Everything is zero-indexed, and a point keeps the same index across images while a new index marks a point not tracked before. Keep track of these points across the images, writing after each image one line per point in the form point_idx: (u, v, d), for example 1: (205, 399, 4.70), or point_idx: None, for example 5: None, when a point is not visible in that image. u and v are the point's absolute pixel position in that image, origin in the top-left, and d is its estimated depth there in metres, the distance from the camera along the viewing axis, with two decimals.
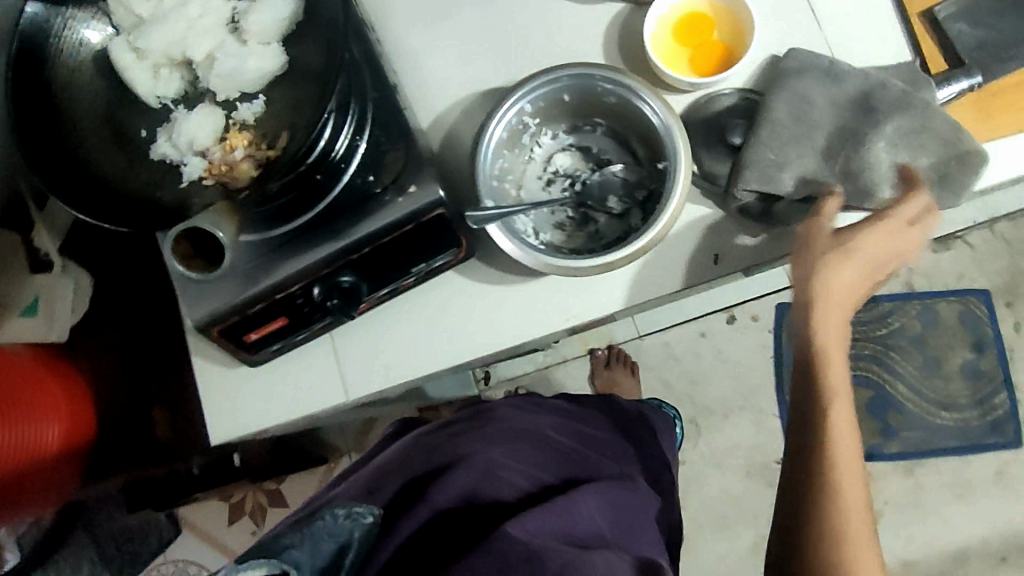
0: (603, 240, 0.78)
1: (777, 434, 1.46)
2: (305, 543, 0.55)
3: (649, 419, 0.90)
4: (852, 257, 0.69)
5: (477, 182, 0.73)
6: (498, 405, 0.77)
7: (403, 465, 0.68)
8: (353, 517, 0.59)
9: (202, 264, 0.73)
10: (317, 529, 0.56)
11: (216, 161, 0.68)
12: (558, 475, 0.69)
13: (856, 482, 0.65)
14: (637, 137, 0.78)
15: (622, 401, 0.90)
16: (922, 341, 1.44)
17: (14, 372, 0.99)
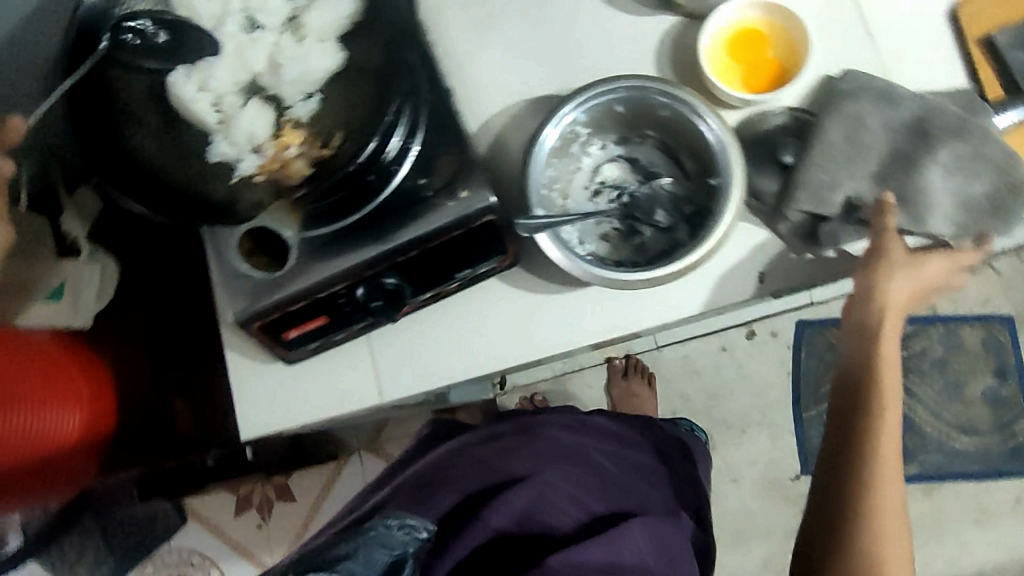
0: (647, 253, 0.78)
1: (794, 451, 1.45)
2: (361, 551, 0.59)
3: (687, 445, 0.98)
4: (916, 273, 0.71)
5: (528, 190, 0.73)
6: (548, 424, 0.83)
7: (455, 475, 0.75)
8: (405, 530, 0.63)
9: (266, 261, 0.72)
10: (372, 538, 0.60)
11: (269, 158, 0.67)
12: (606, 502, 0.74)
13: (896, 494, 0.68)
14: (688, 150, 0.78)
15: (664, 428, 0.97)
16: (945, 365, 1.43)
17: (30, 353, 0.94)
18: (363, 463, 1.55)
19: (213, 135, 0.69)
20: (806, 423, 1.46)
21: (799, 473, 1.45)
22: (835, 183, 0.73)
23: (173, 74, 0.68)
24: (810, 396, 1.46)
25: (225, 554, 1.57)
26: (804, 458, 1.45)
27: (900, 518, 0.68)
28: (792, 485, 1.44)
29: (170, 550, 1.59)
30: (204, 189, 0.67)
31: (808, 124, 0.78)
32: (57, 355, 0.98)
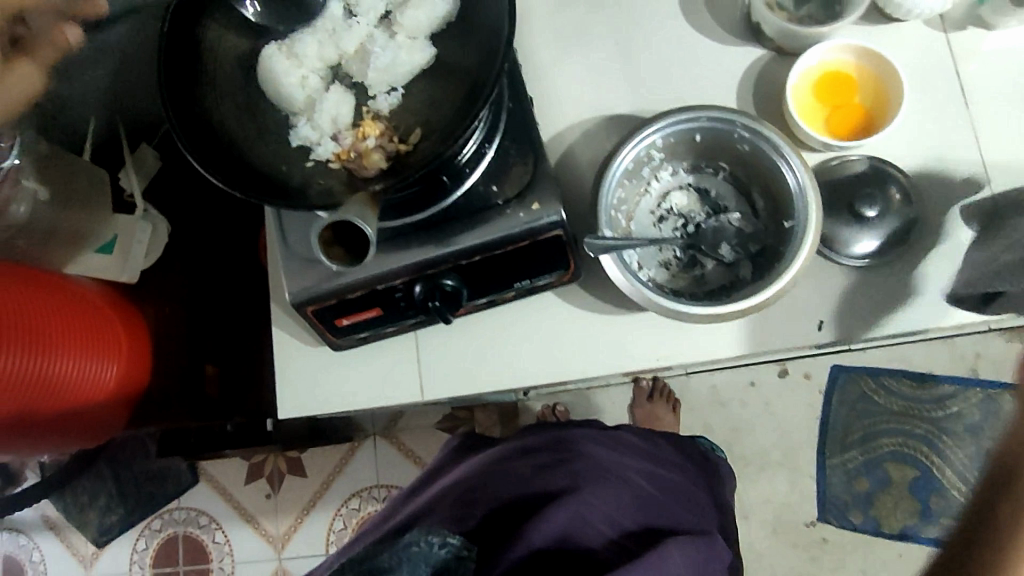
0: (706, 286, 0.77)
1: (812, 497, 1.43)
2: (402, 566, 0.68)
3: (715, 464, 0.99)
4: None
5: (599, 209, 0.72)
6: (581, 438, 0.84)
7: (493, 492, 0.77)
8: (446, 548, 0.70)
9: (342, 254, 0.64)
10: (410, 555, 0.68)
11: (346, 147, 0.68)
12: (641, 521, 0.76)
13: None
14: (761, 187, 0.77)
15: (693, 446, 0.98)
16: (980, 431, 1.40)
17: (76, 302, 0.95)
18: (377, 450, 1.55)
19: (297, 118, 0.70)
20: (827, 469, 1.43)
21: (815, 520, 1.42)
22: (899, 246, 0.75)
23: (268, 49, 0.69)
24: (835, 444, 1.44)
25: (230, 519, 1.57)
26: (822, 505, 1.42)
27: None
28: (806, 530, 1.41)
29: (178, 507, 1.57)
30: (280, 169, 0.68)
31: (890, 178, 0.76)
32: (102, 306, 0.99)
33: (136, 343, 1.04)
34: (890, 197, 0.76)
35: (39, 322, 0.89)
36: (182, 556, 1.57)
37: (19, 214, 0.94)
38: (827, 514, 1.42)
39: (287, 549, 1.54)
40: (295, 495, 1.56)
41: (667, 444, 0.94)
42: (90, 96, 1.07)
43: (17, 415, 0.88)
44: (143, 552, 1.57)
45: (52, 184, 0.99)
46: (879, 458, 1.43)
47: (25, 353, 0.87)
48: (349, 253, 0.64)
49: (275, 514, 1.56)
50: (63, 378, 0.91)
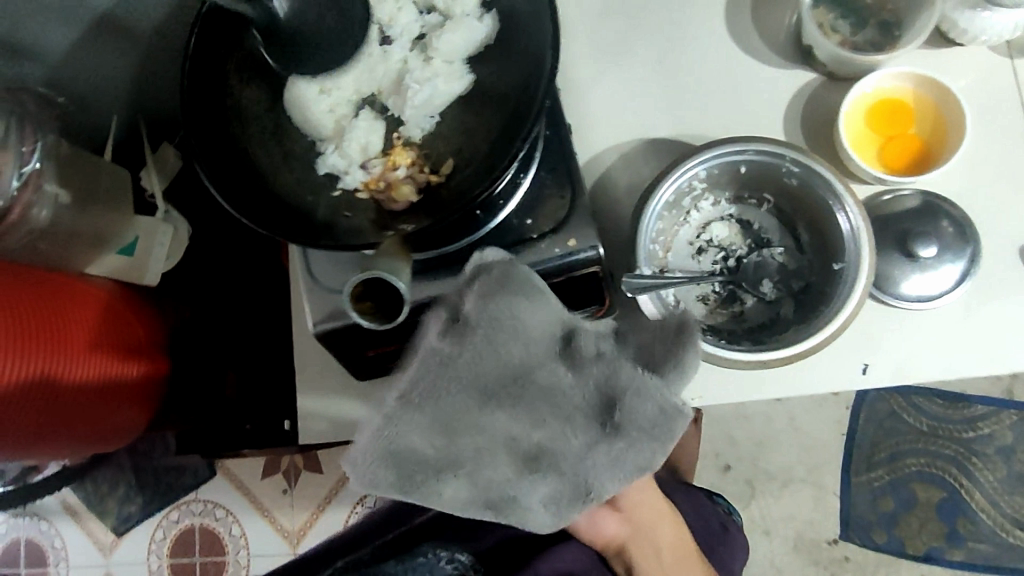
0: (747, 323, 0.74)
1: (835, 514, 1.39)
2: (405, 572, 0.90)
3: (730, 530, 1.07)
4: None
5: (638, 246, 0.69)
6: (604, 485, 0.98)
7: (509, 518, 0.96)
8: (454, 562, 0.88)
9: (372, 311, 0.54)
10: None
11: (375, 176, 0.65)
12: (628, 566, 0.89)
13: (665, 530, 0.85)
14: (807, 222, 0.73)
15: (710, 508, 1.07)
16: (1013, 455, 1.36)
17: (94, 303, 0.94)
18: None
19: (324, 145, 0.67)
20: (853, 487, 1.39)
21: (837, 538, 1.38)
22: (956, 287, 0.72)
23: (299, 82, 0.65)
24: (861, 462, 1.39)
25: (246, 513, 1.56)
26: (845, 523, 1.39)
27: (665, 533, 0.85)
28: (828, 548, 1.38)
29: (196, 500, 1.58)
30: (305, 199, 0.65)
31: (942, 212, 0.73)
32: (120, 307, 0.99)
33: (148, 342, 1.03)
34: (943, 231, 0.72)
35: (60, 321, 0.86)
36: (199, 547, 1.57)
37: (41, 219, 0.89)
38: (850, 533, 1.39)
39: (301, 546, 1.54)
40: (312, 492, 1.55)
41: (681, 505, 1.05)
42: (114, 94, 1.05)
43: (36, 426, 0.85)
44: (160, 541, 1.58)
45: (73, 188, 0.95)
46: (905, 478, 1.39)
47: (39, 352, 0.83)
48: (382, 315, 0.54)
49: (291, 509, 1.56)
50: (86, 380, 0.90)
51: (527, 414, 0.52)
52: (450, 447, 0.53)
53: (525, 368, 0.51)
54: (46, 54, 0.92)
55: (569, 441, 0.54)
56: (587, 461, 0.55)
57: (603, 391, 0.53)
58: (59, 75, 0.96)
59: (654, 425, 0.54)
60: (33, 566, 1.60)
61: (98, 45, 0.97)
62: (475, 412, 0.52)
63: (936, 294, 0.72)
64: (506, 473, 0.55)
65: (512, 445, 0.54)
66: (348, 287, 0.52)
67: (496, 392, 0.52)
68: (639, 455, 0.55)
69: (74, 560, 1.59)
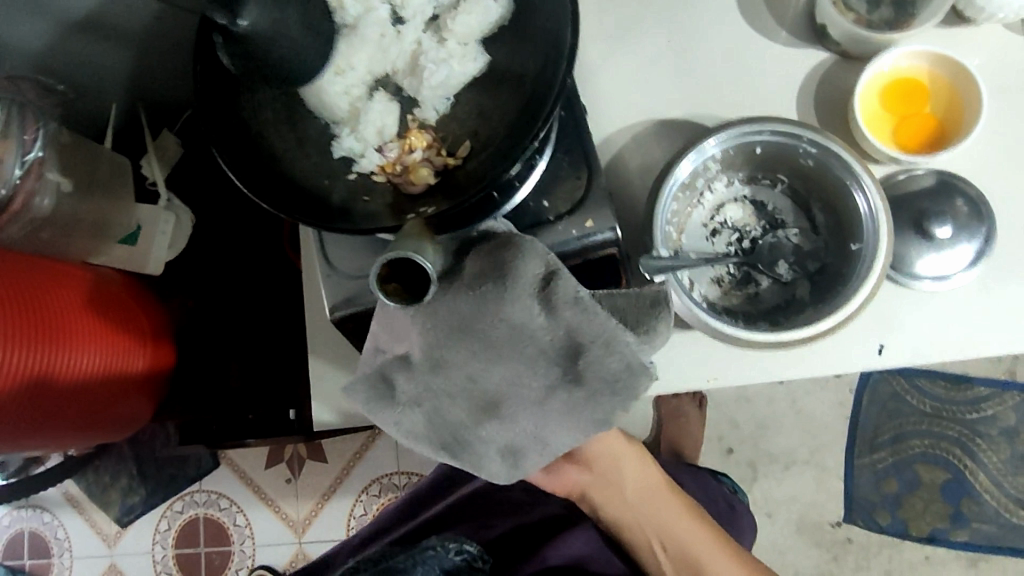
0: (762, 305, 0.74)
1: (839, 497, 1.40)
2: None
3: (737, 509, 1.07)
4: None
5: (655, 228, 0.68)
6: None
7: (514, 508, 0.97)
8: (460, 554, 0.89)
9: (401, 293, 0.52)
10: (424, 556, 0.87)
11: (391, 160, 0.65)
12: None
13: (638, 484, 0.83)
14: (822, 203, 0.73)
15: (716, 489, 1.07)
16: (1016, 435, 1.37)
17: (98, 292, 0.93)
18: None
19: (339, 128, 0.66)
20: (857, 470, 1.40)
21: (841, 520, 1.40)
22: (971, 268, 0.72)
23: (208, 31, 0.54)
24: (865, 444, 1.40)
25: (251, 503, 1.56)
26: (849, 505, 1.40)
27: (638, 487, 0.83)
28: (831, 530, 1.39)
29: (200, 490, 1.58)
30: (321, 184, 0.64)
31: (957, 190, 0.73)
32: (115, 294, 0.96)
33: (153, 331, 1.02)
34: (958, 210, 0.72)
35: (55, 313, 0.84)
36: (204, 537, 1.57)
37: (43, 207, 0.88)
38: (853, 514, 1.40)
39: (307, 534, 1.54)
40: (316, 481, 1.55)
41: (689, 485, 1.05)
42: (112, 81, 1.03)
43: (36, 414, 0.84)
44: (165, 532, 1.58)
45: (74, 177, 0.93)
46: (909, 459, 1.40)
47: (41, 342, 0.82)
48: (408, 294, 0.53)
49: (295, 498, 1.55)
50: (90, 369, 0.89)
51: (491, 353, 0.55)
52: (420, 385, 0.57)
53: (496, 304, 0.54)
54: (46, 40, 0.90)
55: (526, 390, 0.57)
56: (547, 408, 0.58)
57: (574, 339, 0.56)
58: (57, 61, 0.94)
59: (617, 381, 0.58)
60: (37, 558, 1.60)
61: (98, 32, 0.95)
62: (447, 346, 0.55)
63: (951, 274, 0.72)
64: (461, 414, 0.58)
65: (473, 388, 0.57)
66: (376, 268, 0.51)
67: (464, 328, 0.55)
68: (598, 409, 0.59)
69: (80, 551, 1.59)
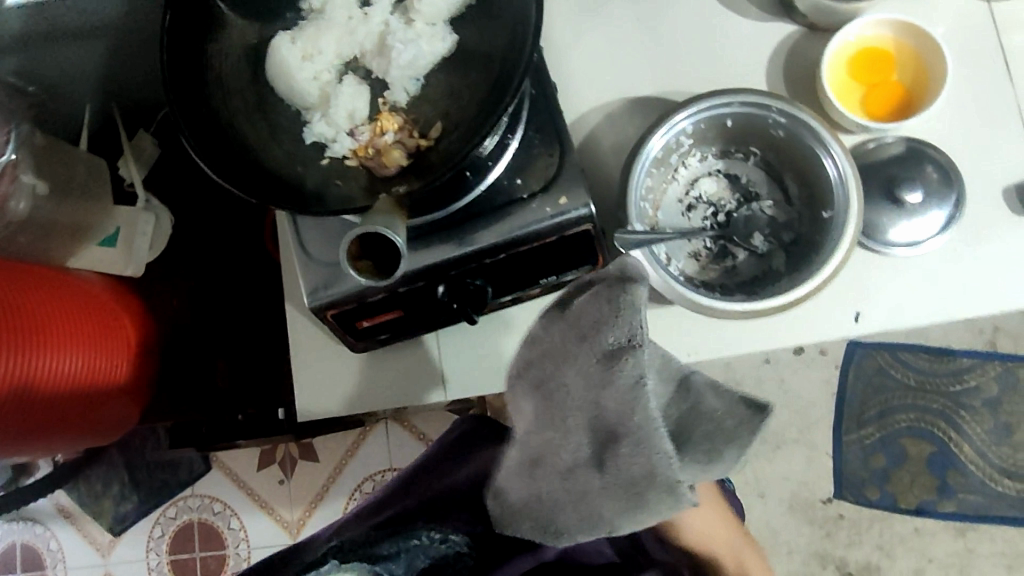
0: (739, 277, 0.75)
1: (828, 474, 1.41)
2: (400, 553, 0.75)
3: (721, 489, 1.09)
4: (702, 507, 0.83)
5: (629, 202, 0.69)
6: None
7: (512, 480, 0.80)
8: (447, 544, 0.76)
9: (369, 270, 0.56)
10: (411, 545, 0.75)
11: (363, 143, 0.65)
12: None
13: None
14: (794, 173, 0.73)
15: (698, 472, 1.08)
16: (998, 405, 1.39)
17: (81, 294, 0.92)
18: (388, 434, 1.53)
19: (310, 113, 0.66)
20: (845, 446, 1.41)
21: (832, 497, 1.41)
22: (942, 233, 0.73)
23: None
24: (852, 420, 1.41)
25: (244, 506, 1.55)
26: (839, 482, 1.41)
27: None
28: (823, 507, 1.41)
29: (192, 495, 1.56)
30: (295, 169, 0.64)
31: (927, 157, 0.74)
32: (104, 301, 0.96)
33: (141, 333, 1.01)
34: (928, 177, 0.73)
35: (41, 320, 0.84)
36: (198, 542, 1.56)
37: (18, 210, 0.89)
38: (843, 491, 1.41)
39: (302, 534, 1.53)
40: (308, 481, 1.54)
41: None
42: (84, 81, 1.03)
43: (27, 416, 0.83)
44: (158, 539, 1.56)
45: (50, 178, 0.93)
46: (896, 434, 1.41)
47: (19, 343, 0.81)
48: (377, 272, 0.56)
49: (289, 499, 1.55)
50: (74, 371, 0.88)
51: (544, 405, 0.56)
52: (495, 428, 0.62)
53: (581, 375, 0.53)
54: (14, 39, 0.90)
55: (558, 458, 0.56)
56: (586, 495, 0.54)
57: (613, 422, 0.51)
58: (28, 62, 0.94)
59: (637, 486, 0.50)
60: (30, 571, 1.58)
61: (68, 31, 0.95)
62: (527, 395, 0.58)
63: (921, 240, 0.73)
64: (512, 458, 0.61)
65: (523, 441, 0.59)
66: (344, 246, 0.53)
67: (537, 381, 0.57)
68: (603, 508, 0.53)
69: (73, 562, 1.57)
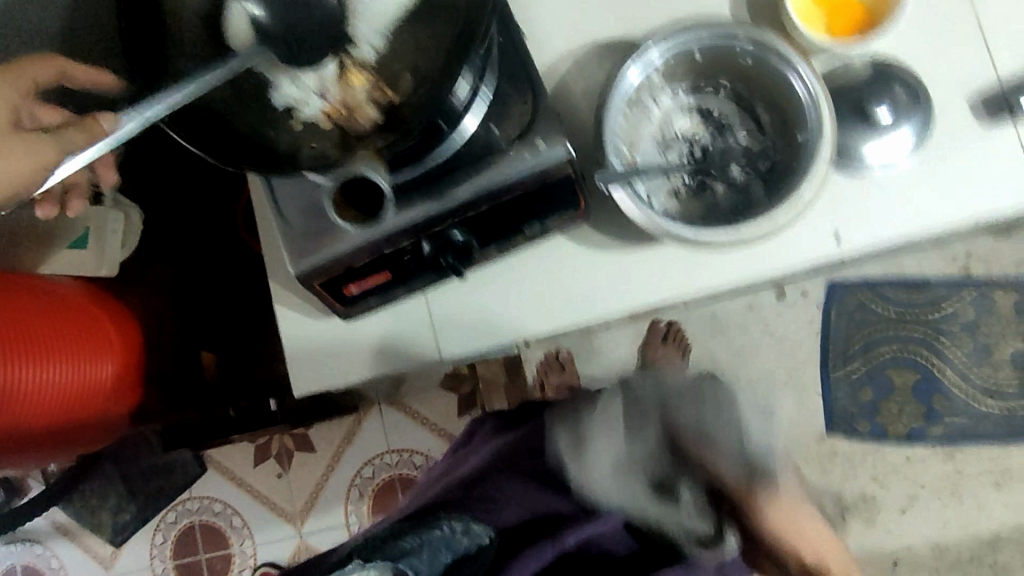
0: (722, 211, 0.74)
1: (819, 412, 1.44)
2: (424, 548, 0.76)
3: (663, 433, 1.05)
4: None
5: (605, 141, 0.69)
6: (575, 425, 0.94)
7: (519, 489, 0.85)
8: (466, 538, 0.79)
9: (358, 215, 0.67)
10: (436, 541, 0.77)
11: (335, 103, 0.62)
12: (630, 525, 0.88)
13: None
14: (766, 101, 0.74)
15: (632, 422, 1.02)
16: (976, 328, 1.42)
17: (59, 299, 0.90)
18: (384, 418, 1.53)
19: (273, 75, 0.63)
20: (833, 383, 1.44)
21: (824, 434, 1.44)
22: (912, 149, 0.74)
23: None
24: (838, 357, 1.44)
25: (245, 503, 1.54)
26: (830, 418, 1.44)
27: None
28: (816, 444, 1.44)
29: (191, 498, 1.55)
30: (267, 135, 0.62)
31: (894, 77, 0.75)
32: (86, 305, 0.93)
33: (127, 333, 0.99)
34: (897, 96, 0.74)
35: (16, 330, 0.82)
36: (202, 544, 1.55)
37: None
38: (834, 427, 1.45)
39: (307, 525, 1.53)
40: (308, 473, 1.54)
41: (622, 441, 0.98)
42: None
43: (28, 421, 0.84)
44: (162, 545, 1.55)
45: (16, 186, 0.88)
46: (881, 365, 1.43)
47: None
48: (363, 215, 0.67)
49: (290, 493, 1.54)
50: (62, 379, 0.86)
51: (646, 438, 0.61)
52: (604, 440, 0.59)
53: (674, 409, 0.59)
54: None
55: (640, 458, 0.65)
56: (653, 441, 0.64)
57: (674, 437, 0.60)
58: None
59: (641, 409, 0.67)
60: None
61: None
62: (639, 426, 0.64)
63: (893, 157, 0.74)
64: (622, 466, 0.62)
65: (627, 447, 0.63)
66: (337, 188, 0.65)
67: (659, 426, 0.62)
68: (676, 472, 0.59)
69: None
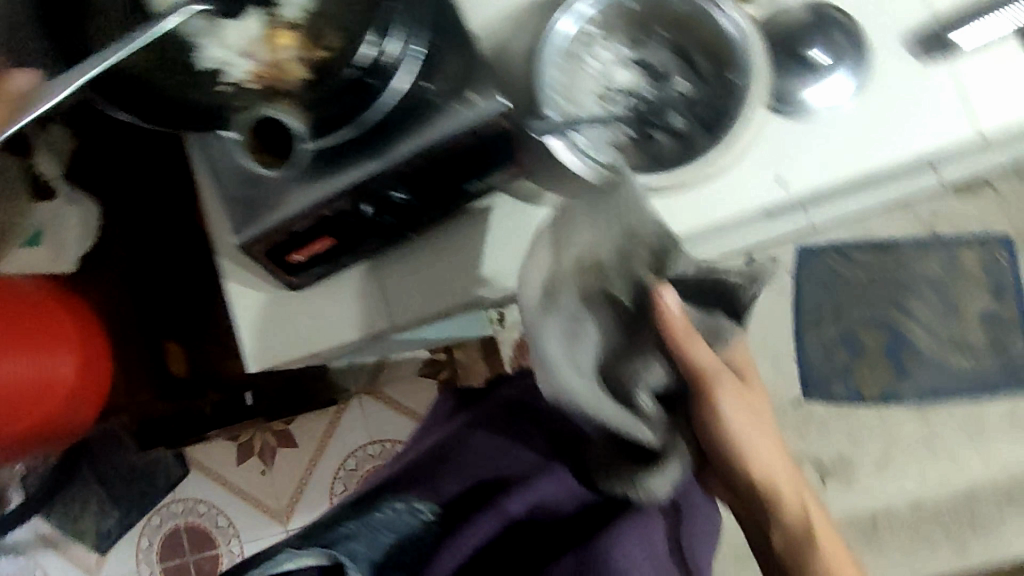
0: (664, 161, 0.73)
1: (792, 376, 1.45)
2: (364, 532, 0.70)
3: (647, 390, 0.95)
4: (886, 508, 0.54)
5: (539, 94, 0.71)
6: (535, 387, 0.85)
7: (468, 458, 0.77)
8: (409, 515, 0.73)
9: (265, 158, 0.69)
10: (375, 522, 0.71)
11: (262, 65, 0.64)
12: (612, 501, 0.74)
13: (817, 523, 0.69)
14: (701, 49, 0.74)
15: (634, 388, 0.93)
16: (944, 285, 1.42)
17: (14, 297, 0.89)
18: (364, 408, 1.52)
19: (196, 40, 0.62)
20: (806, 347, 1.45)
21: (799, 399, 1.45)
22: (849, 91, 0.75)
23: None
24: (809, 321, 1.44)
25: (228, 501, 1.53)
26: (804, 382, 1.46)
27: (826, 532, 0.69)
28: (792, 409, 1.45)
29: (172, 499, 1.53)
30: (196, 99, 0.63)
31: (831, 23, 0.75)
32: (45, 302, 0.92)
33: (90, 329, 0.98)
34: (832, 39, 0.75)
35: None
36: (189, 544, 1.53)
37: None
38: (809, 390, 1.45)
39: (292, 519, 1.52)
40: (291, 467, 1.53)
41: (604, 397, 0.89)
42: None
43: None
44: (147, 549, 1.53)
45: None
46: (853, 327, 1.44)
47: None
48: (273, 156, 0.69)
49: (274, 488, 1.53)
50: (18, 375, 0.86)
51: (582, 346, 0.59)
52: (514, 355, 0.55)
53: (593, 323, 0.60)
54: None
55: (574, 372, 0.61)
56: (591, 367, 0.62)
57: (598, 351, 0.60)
58: None
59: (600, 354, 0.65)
60: None
61: None
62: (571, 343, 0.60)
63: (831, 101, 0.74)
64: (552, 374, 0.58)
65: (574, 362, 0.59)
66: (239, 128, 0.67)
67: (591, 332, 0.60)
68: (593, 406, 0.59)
69: None
